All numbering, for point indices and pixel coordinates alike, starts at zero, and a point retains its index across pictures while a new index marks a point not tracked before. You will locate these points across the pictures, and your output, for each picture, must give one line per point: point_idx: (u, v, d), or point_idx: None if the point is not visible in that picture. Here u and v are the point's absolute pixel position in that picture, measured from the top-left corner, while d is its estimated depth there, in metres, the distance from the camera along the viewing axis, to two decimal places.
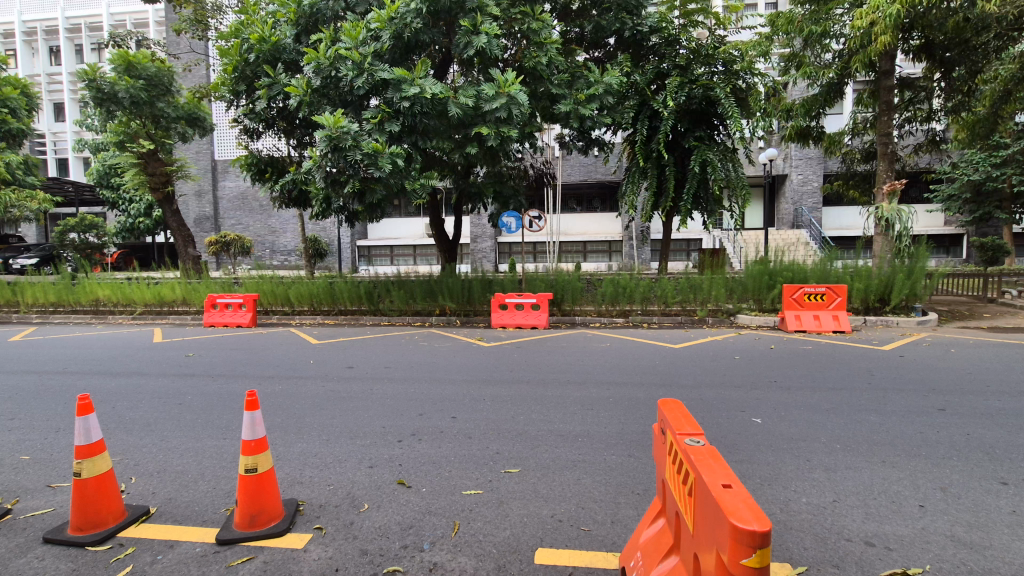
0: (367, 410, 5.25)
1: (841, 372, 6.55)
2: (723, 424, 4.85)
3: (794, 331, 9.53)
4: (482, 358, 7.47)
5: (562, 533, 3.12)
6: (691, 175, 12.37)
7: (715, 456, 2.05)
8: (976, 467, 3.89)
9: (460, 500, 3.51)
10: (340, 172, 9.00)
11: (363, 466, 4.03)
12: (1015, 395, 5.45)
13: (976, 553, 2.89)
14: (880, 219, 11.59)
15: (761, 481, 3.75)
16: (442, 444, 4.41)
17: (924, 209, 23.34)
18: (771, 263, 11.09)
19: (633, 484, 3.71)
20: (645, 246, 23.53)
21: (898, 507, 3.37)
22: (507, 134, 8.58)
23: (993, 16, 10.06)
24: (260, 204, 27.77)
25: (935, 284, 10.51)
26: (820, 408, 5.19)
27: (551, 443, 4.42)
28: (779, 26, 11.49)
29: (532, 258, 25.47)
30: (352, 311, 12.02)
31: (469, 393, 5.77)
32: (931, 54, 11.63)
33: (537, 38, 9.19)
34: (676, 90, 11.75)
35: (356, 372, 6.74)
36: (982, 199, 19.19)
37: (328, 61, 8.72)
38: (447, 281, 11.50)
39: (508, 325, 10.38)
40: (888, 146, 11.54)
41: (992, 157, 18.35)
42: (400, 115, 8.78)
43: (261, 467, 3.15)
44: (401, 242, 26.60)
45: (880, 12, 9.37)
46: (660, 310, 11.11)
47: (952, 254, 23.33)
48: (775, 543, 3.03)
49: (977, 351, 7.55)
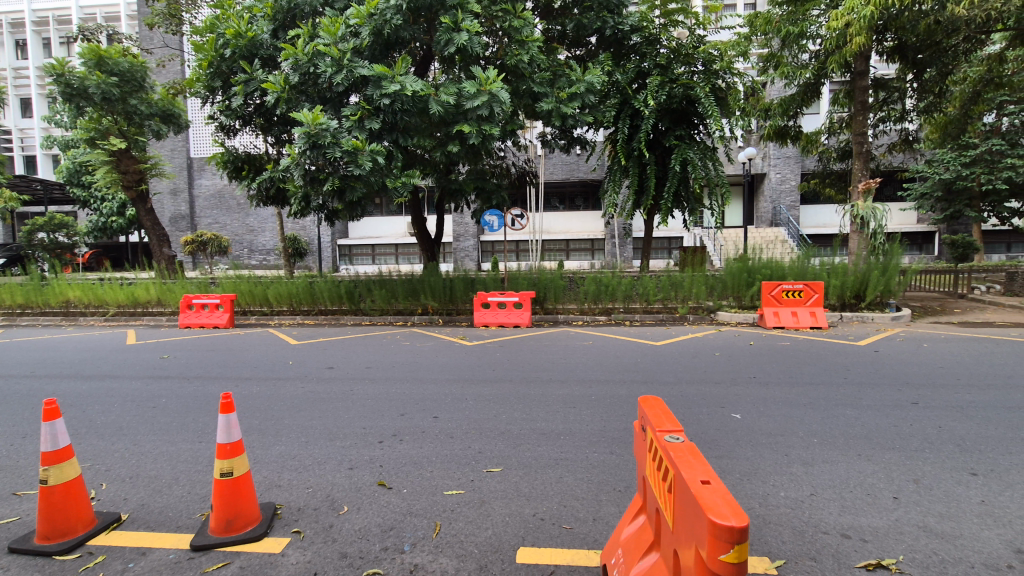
0: (348, 411, 5.18)
1: (819, 367, 6.66)
2: (703, 420, 4.90)
3: (773, 327, 9.68)
4: (464, 357, 7.43)
5: (543, 532, 3.11)
6: (672, 174, 12.47)
7: (694, 452, 2.06)
8: (948, 459, 3.98)
9: (442, 501, 3.48)
10: (319, 169, 8.87)
11: (343, 467, 3.97)
12: (984, 388, 5.61)
13: (947, 543, 2.95)
14: (856, 217, 11.82)
15: (740, 476, 3.79)
16: (424, 445, 4.36)
17: (898, 208, 23.91)
18: (750, 261, 11.23)
19: (615, 481, 3.72)
20: (626, 244, 23.75)
21: (873, 499, 3.43)
22: (489, 132, 8.55)
23: (962, 19, 10.31)
24: (237, 202, 27.31)
25: (908, 281, 10.75)
26: (798, 403, 5.27)
27: (533, 442, 4.41)
28: (757, 26, 11.70)
29: (515, 257, 25.50)
30: (332, 311, 11.87)
31: (451, 393, 5.73)
32: (904, 55, 11.81)
33: (518, 36, 9.15)
34: (656, 89, 11.85)
35: (337, 372, 6.66)
36: (953, 197, 19.64)
37: (306, 57, 8.59)
38: (429, 280, 11.43)
39: (490, 324, 10.35)
40: (863, 145, 11.73)
41: (962, 156, 18.85)
42: (380, 112, 8.68)
43: (237, 470, 3.08)
44: (382, 240, 26.40)
45: (855, 13, 9.55)
46: (642, 308, 11.20)
47: (924, 251, 23.99)
48: (754, 537, 3.06)
49: (949, 346, 7.75)
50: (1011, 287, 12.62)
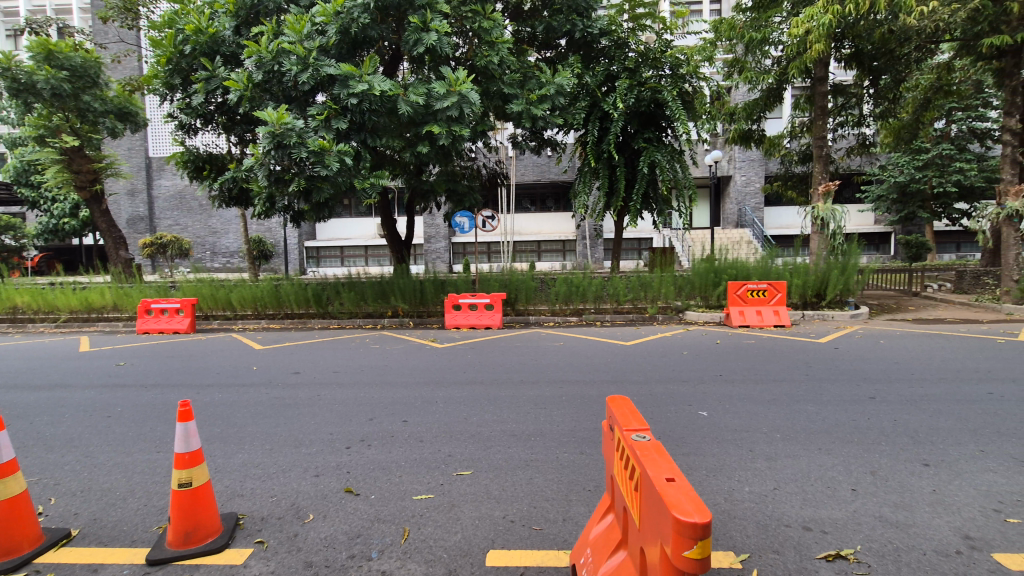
0: (314, 417, 5.07)
1: (782, 364, 6.84)
2: (671, 418, 4.97)
3: (738, 326, 9.91)
4: (434, 360, 7.37)
5: (513, 534, 3.10)
6: (640, 176, 12.67)
7: (660, 450, 2.09)
8: (902, 451, 4.14)
9: (411, 505, 3.44)
10: (285, 170, 8.68)
11: (309, 475, 3.87)
12: (936, 382, 5.86)
13: (902, 532, 3.06)
14: (816, 219, 12.19)
15: (706, 473, 3.86)
16: (393, 449, 4.30)
17: (856, 209, 24.83)
18: (717, 262, 11.46)
19: (584, 480, 3.74)
20: (597, 245, 24.01)
21: (833, 492, 3.54)
22: (459, 133, 8.50)
23: (914, 29, 10.77)
24: (200, 203, 26.54)
25: (866, 280, 11.17)
26: (762, 400, 5.40)
27: (503, 443, 4.40)
28: (722, 31, 12.02)
29: (487, 258, 25.50)
30: (299, 315, 11.64)
31: (421, 396, 5.68)
32: (861, 62, 12.24)
33: (488, 37, 9.15)
34: (625, 92, 12.03)
35: (303, 377, 6.51)
36: (907, 199, 20.38)
37: (270, 55, 8.43)
38: (400, 281, 11.31)
39: (462, 326, 10.31)
40: (823, 149, 12.10)
41: (915, 160, 19.69)
42: (348, 111, 8.54)
43: (196, 481, 2.97)
44: (351, 242, 26.01)
45: (814, 21, 9.90)
46: (612, 308, 11.33)
47: (881, 250, 24.97)
48: (720, 532, 3.12)
49: (904, 342, 8.07)
50: (960, 285, 13.23)
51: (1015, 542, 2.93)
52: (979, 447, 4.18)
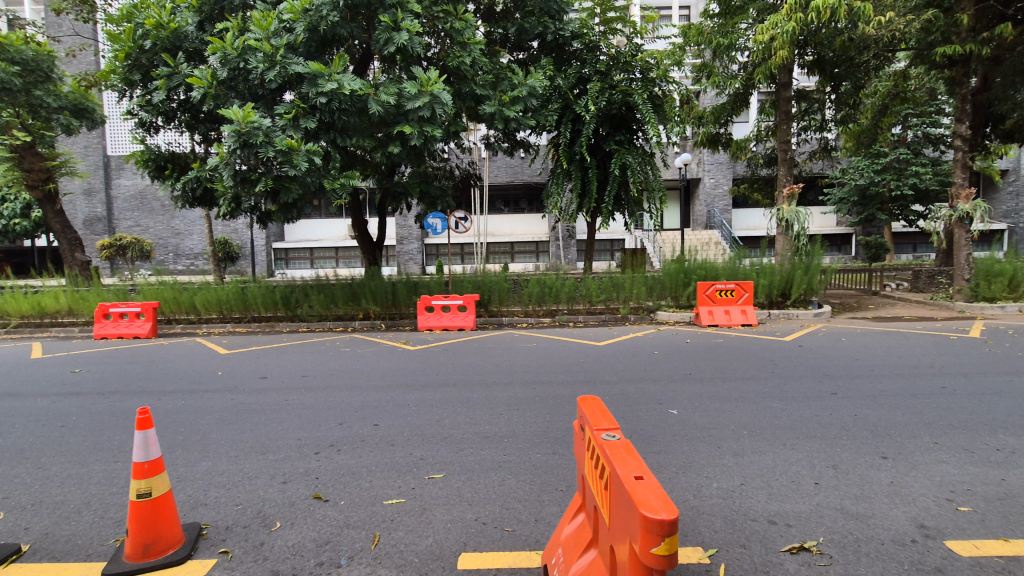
0: (282, 422, 4.95)
1: (749, 362, 7.01)
2: (642, 417, 5.03)
3: (708, 325, 10.12)
4: (406, 362, 7.29)
5: (485, 536, 3.09)
6: (612, 178, 12.83)
7: (629, 449, 2.11)
8: (862, 444, 4.29)
9: (381, 510, 3.38)
10: (251, 169, 8.48)
11: (276, 482, 3.78)
12: (894, 378, 6.09)
13: (861, 523, 3.17)
14: (781, 220, 12.52)
15: (675, 470, 3.92)
16: (364, 454, 4.24)
17: (819, 211, 25.64)
18: (687, 262, 11.67)
19: (556, 481, 3.75)
20: (570, 246, 24.21)
21: (797, 486, 3.64)
22: (431, 133, 8.45)
23: (872, 38, 11.18)
24: (161, 203, 25.72)
25: (828, 279, 11.54)
26: (730, 398, 5.52)
27: (476, 445, 4.38)
28: (691, 36, 12.25)
29: (460, 259, 25.44)
30: (266, 318, 11.39)
31: (393, 399, 5.61)
32: (823, 69, 12.60)
33: (460, 38, 9.12)
34: (597, 95, 12.17)
35: (270, 382, 6.35)
36: (867, 202, 21.15)
37: (235, 52, 8.24)
38: (371, 283, 11.17)
39: (435, 327, 10.24)
40: (788, 152, 12.45)
41: (875, 164, 20.45)
42: (317, 110, 8.40)
43: (156, 490, 2.88)
44: (321, 244, 25.56)
45: (779, 29, 10.20)
46: (585, 309, 11.44)
47: (843, 251, 25.83)
48: (689, 528, 3.17)
49: (865, 339, 8.36)
50: (916, 284, 13.81)
51: (966, 530, 3.07)
52: (933, 439, 4.36)
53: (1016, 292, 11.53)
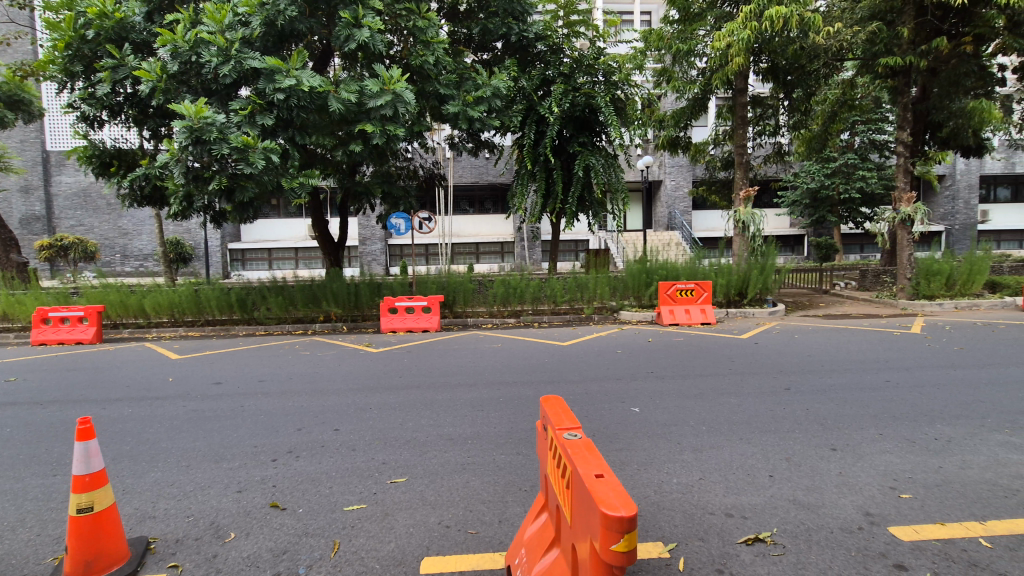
0: (237, 429, 4.78)
1: (708, 360, 7.20)
2: (605, 415, 5.09)
3: (669, 324, 10.36)
4: (369, 365, 7.15)
5: (449, 539, 3.06)
6: (576, 179, 12.97)
7: (590, 448, 2.13)
8: (814, 437, 4.46)
9: (341, 517, 3.31)
10: (204, 167, 8.18)
11: (231, 491, 3.64)
12: (843, 372, 6.37)
13: (812, 513, 3.30)
14: (738, 222, 12.91)
15: (637, 467, 3.98)
16: (323, 459, 4.14)
17: (773, 213, 26.63)
18: (649, 262, 11.89)
19: (520, 481, 3.75)
20: (535, 246, 24.35)
21: (753, 478, 3.76)
22: (393, 132, 8.30)
23: (822, 47, 11.66)
24: (107, 202, 24.47)
25: (782, 279, 11.98)
26: (690, 394, 5.65)
27: (440, 448, 4.34)
28: (651, 41, 12.50)
29: (425, 261, 25.23)
30: (221, 321, 11.00)
31: (354, 402, 5.50)
32: (776, 76, 13.08)
33: (423, 36, 9.04)
34: (560, 97, 12.29)
35: (225, 387, 6.13)
36: (818, 205, 22.14)
37: (188, 45, 7.95)
38: (331, 285, 10.93)
39: (398, 329, 10.10)
40: (744, 156, 12.86)
41: (825, 168, 21.38)
42: (274, 107, 8.17)
43: (99, 504, 2.74)
44: (280, 244, 24.87)
45: (735, 36, 10.52)
46: (550, 309, 11.52)
47: (796, 251, 26.89)
48: (650, 523, 3.22)
49: (816, 336, 8.72)
50: (864, 283, 14.52)
51: (908, 516, 3.23)
52: (879, 430, 4.58)
53: (953, 290, 12.27)
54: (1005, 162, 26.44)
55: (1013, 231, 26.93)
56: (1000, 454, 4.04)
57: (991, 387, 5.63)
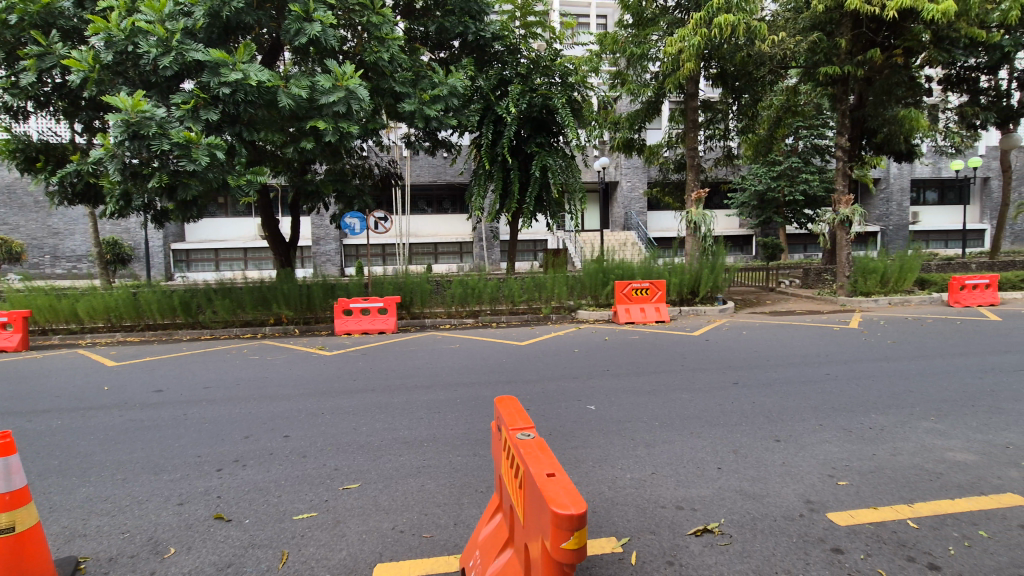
0: (178, 439, 4.56)
1: (662, 357, 7.39)
2: (562, 414, 5.14)
3: (625, 323, 10.57)
4: (322, 368, 6.98)
5: (403, 544, 3.01)
6: (533, 180, 13.02)
7: (543, 447, 2.14)
8: (759, 429, 4.64)
9: (291, 526, 3.20)
10: (143, 163, 7.76)
11: (171, 504, 3.47)
12: (788, 367, 6.66)
13: (757, 502, 3.43)
14: (690, 223, 13.30)
15: (592, 464, 4.03)
16: (272, 468, 4.00)
17: (724, 214, 27.63)
18: (605, 262, 12.08)
19: (476, 482, 3.74)
20: (494, 246, 24.36)
21: (702, 471, 3.88)
22: (347, 129, 8.10)
23: (767, 55, 12.17)
24: (34, 199, 22.88)
25: (731, 278, 12.42)
26: (644, 391, 5.77)
27: (395, 451, 4.28)
28: (606, 45, 12.77)
29: (381, 261, 24.83)
30: (163, 325, 10.48)
31: (306, 408, 5.34)
32: (725, 82, 13.55)
33: (377, 33, 8.89)
34: (518, 97, 12.33)
35: (167, 395, 5.84)
36: (765, 206, 23.14)
37: (123, 34, 7.57)
38: (283, 287, 10.59)
39: (353, 332, 9.88)
40: (695, 159, 13.26)
41: (771, 171, 22.32)
42: (220, 102, 7.83)
43: (21, 524, 2.56)
44: (227, 244, 23.91)
45: (686, 42, 10.85)
46: (508, 309, 11.54)
47: (745, 251, 27.95)
48: (604, 519, 3.26)
49: (763, 333, 9.09)
50: (807, 281, 15.26)
51: (845, 502, 3.40)
52: (819, 421, 4.81)
53: (887, 286, 12.98)
54: (932, 167, 28.34)
55: (940, 231, 28.89)
56: (927, 440, 4.32)
57: (919, 378, 6.01)
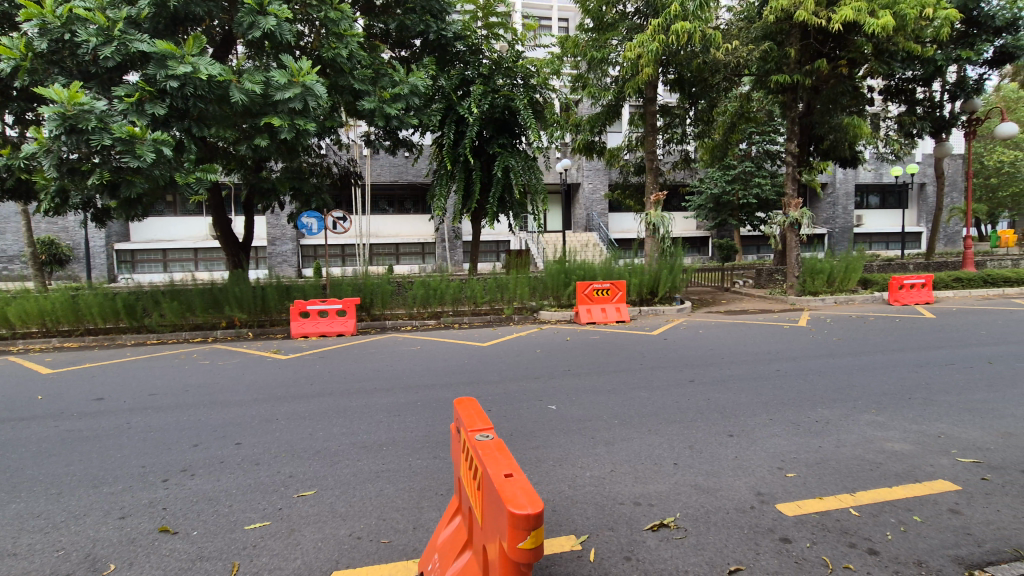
0: (120, 449, 4.33)
1: (621, 356, 7.52)
2: (523, 414, 5.15)
3: (586, 323, 10.70)
4: (278, 373, 6.77)
5: (360, 551, 2.95)
6: (496, 181, 13.02)
7: (501, 448, 2.14)
8: (713, 425, 4.79)
9: (242, 536, 3.09)
10: (82, 159, 7.35)
11: (112, 518, 3.29)
12: (741, 364, 6.89)
13: (711, 496, 3.53)
14: (649, 224, 13.57)
15: (552, 463, 4.06)
16: (223, 477, 3.85)
17: (682, 216, 28.37)
18: (567, 262, 12.20)
19: (436, 485, 3.70)
20: (457, 247, 24.24)
21: (659, 467, 3.97)
22: (303, 127, 7.88)
23: (721, 62, 12.57)
24: None
25: (688, 279, 12.75)
26: (604, 390, 5.86)
27: (352, 456, 4.19)
28: (568, 48, 12.97)
29: (340, 262, 24.32)
30: (104, 330, 9.95)
31: (260, 414, 5.17)
32: (683, 87, 13.95)
33: (335, 28, 8.71)
34: (480, 98, 12.29)
35: (108, 403, 5.53)
36: (721, 209, 23.93)
37: (59, 21, 7.17)
38: (235, 289, 10.22)
39: (311, 334, 9.63)
40: (654, 162, 13.57)
41: (727, 175, 23.08)
42: (167, 96, 7.50)
43: None
44: (176, 244, 22.90)
45: (644, 47, 11.09)
46: (470, 310, 11.51)
47: (701, 252, 28.80)
48: (563, 518, 3.29)
49: (719, 331, 9.38)
50: (760, 281, 15.86)
51: (792, 493, 3.55)
52: (769, 416, 5.00)
53: (833, 286, 13.63)
54: (875, 172, 29.93)
55: (882, 233, 30.55)
56: (868, 432, 4.55)
57: (862, 373, 6.33)
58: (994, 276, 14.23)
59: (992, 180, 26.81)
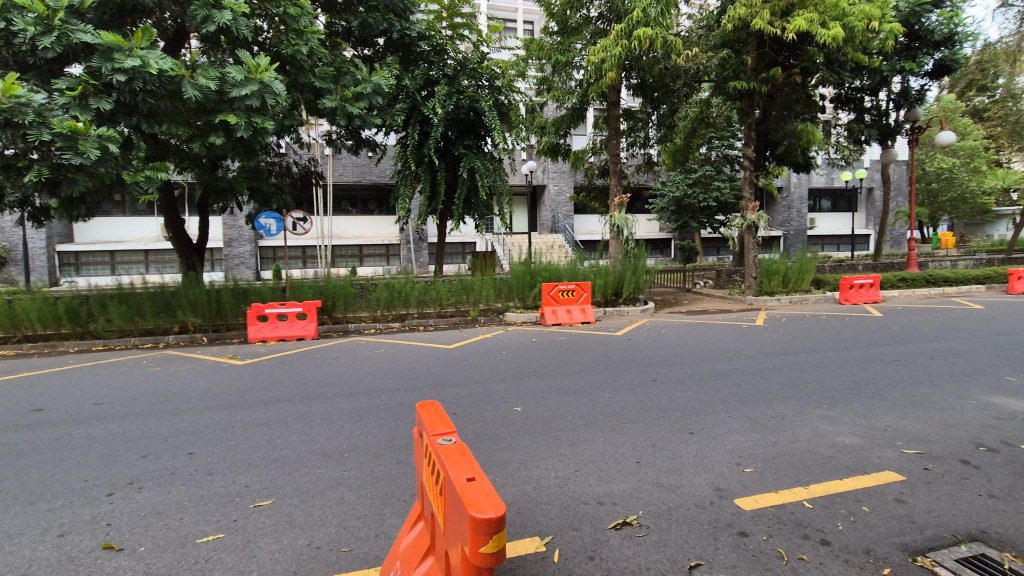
0: (61, 463, 4.08)
1: (586, 357, 7.60)
2: (488, 417, 5.13)
3: (551, 324, 10.76)
4: (234, 379, 6.54)
5: (320, 560, 2.87)
6: (461, 181, 12.97)
7: (463, 451, 2.11)
8: (674, 423, 4.88)
9: (193, 550, 2.96)
10: (18, 154, 6.93)
11: (50, 536, 3.10)
12: (702, 363, 7.06)
13: (672, 493, 3.60)
14: (613, 226, 13.75)
15: (517, 465, 4.06)
16: (174, 488, 3.69)
17: (645, 218, 28.88)
18: (533, 264, 12.23)
19: (398, 491, 3.64)
20: (422, 249, 24.03)
21: (622, 466, 4.02)
22: (261, 125, 7.64)
23: (682, 68, 12.88)
24: None
25: (651, 280, 12.99)
26: (569, 391, 5.89)
27: (312, 464, 4.08)
28: (532, 50, 13.04)
29: (302, 263, 23.75)
30: (44, 336, 9.40)
31: (215, 422, 4.97)
32: (645, 92, 14.24)
33: (295, 25, 8.49)
34: (444, 98, 12.20)
35: (49, 414, 5.22)
36: (682, 211, 24.53)
37: None
38: (188, 292, 9.81)
39: (269, 338, 9.35)
40: (618, 165, 13.74)
41: (688, 177, 23.66)
42: (114, 90, 7.15)
43: None
44: (125, 246, 21.87)
45: (608, 51, 11.27)
46: (435, 312, 11.39)
47: (664, 254, 29.43)
48: (528, 520, 3.29)
49: (680, 331, 9.60)
50: (719, 281, 16.32)
51: (749, 488, 3.65)
52: (727, 413, 5.14)
53: (788, 286, 14.15)
54: (827, 177, 31.24)
55: (833, 236, 31.92)
56: (820, 427, 4.73)
57: (815, 370, 6.58)
58: (936, 276, 15.05)
59: (933, 186, 28.39)
